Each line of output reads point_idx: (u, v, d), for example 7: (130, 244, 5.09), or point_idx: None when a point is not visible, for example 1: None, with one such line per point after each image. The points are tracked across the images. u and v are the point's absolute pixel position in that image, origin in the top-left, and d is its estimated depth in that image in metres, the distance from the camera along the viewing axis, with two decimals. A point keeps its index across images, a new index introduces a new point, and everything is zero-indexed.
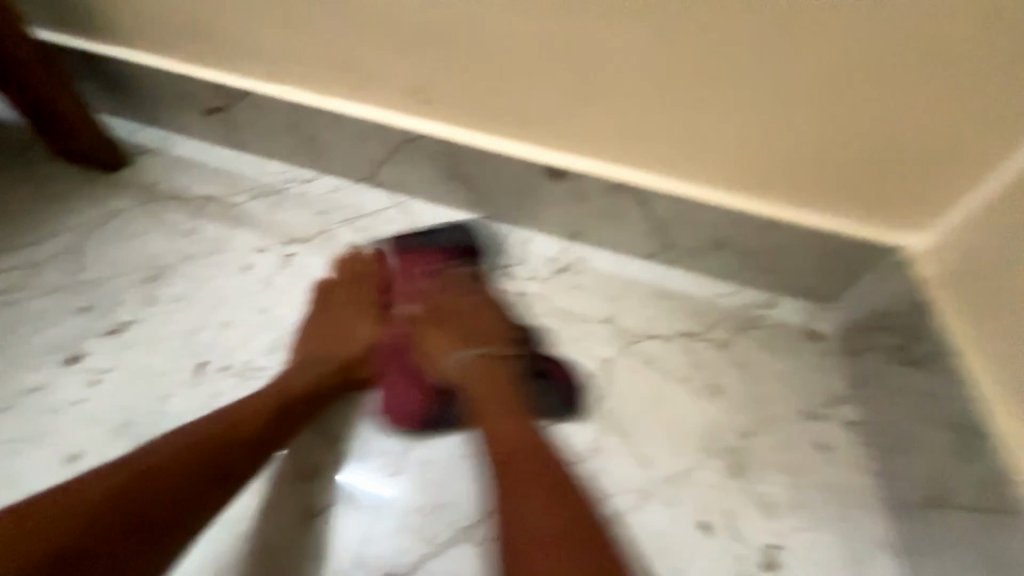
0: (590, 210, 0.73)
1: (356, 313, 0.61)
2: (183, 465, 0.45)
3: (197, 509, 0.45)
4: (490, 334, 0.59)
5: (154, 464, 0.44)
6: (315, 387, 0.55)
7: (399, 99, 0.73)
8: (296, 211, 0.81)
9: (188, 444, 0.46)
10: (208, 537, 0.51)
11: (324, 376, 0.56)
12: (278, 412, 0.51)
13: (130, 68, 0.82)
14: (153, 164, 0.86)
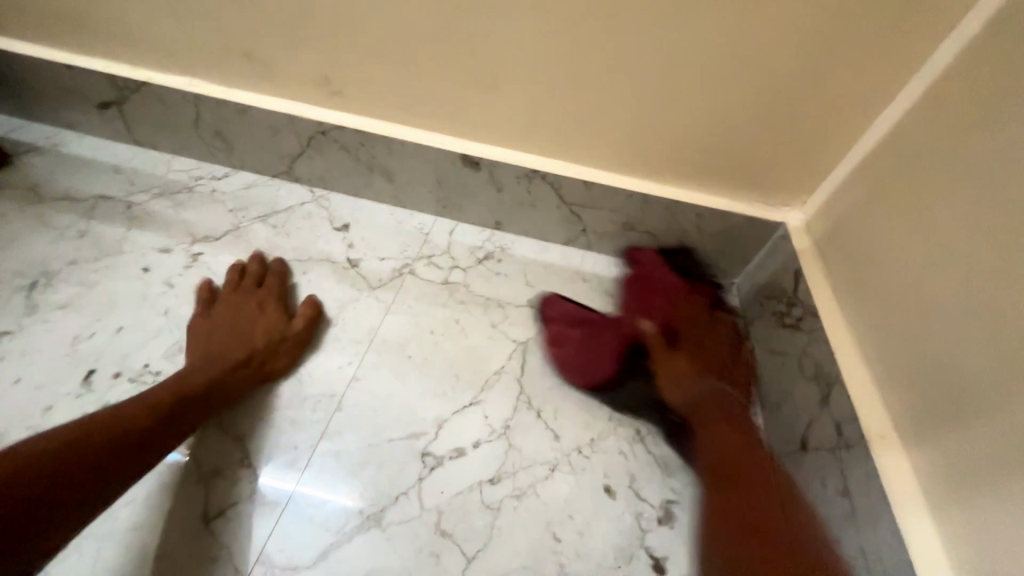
0: (506, 198, 0.75)
1: (254, 311, 0.62)
2: (54, 455, 0.40)
3: (76, 507, 0.39)
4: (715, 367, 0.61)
5: (18, 452, 0.39)
6: (213, 380, 0.54)
7: (306, 90, 0.71)
8: (205, 209, 0.78)
9: (59, 436, 0.41)
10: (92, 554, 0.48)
11: (228, 370, 0.55)
12: (172, 409, 0.49)
13: (6, 59, 0.76)
14: (41, 163, 0.80)
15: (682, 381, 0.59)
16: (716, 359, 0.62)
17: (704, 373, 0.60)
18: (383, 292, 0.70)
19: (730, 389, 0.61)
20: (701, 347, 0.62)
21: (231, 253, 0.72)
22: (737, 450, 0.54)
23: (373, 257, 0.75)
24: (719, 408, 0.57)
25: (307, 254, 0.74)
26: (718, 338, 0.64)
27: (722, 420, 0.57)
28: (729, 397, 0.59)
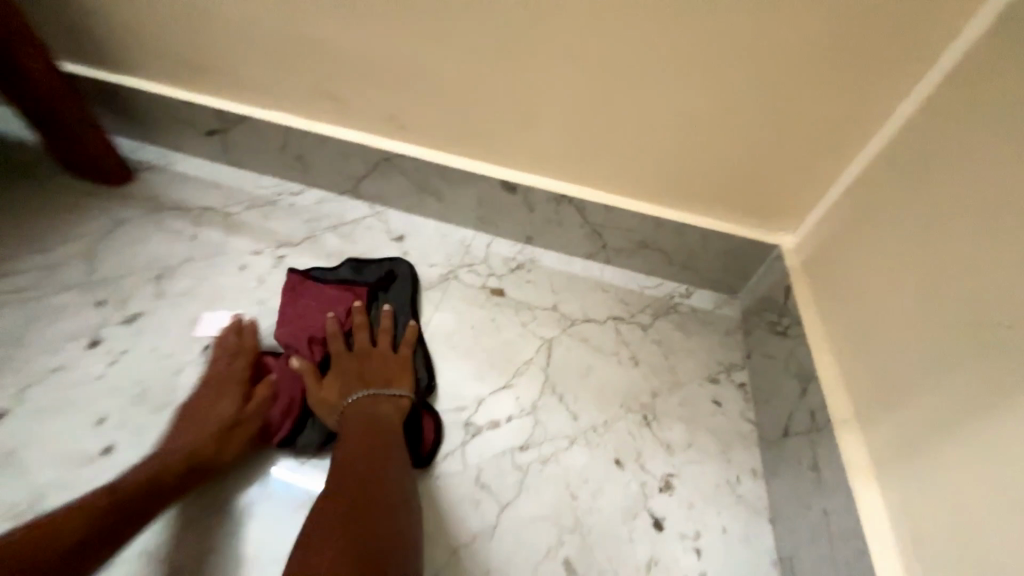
0: (538, 217, 0.88)
1: (214, 395, 0.64)
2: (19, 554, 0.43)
3: None
4: (387, 377, 0.67)
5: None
6: (176, 470, 0.56)
7: (376, 125, 0.86)
8: (286, 219, 0.94)
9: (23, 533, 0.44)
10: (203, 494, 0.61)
11: (186, 460, 0.57)
12: (131, 496, 0.52)
13: (137, 95, 0.94)
14: (157, 178, 0.98)
15: (334, 404, 0.64)
16: (368, 370, 0.67)
17: (356, 385, 0.65)
18: (431, 292, 0.83)
19: (401, 387, 0.66)
20: (349, 362, 0.68)
21: (309, 256, 0.87)
22: (351, 439, 0.57)
23: (423, 264, 0.88)
24: (360, 416, 0.61)
25: None
26: (356, 353, 0.69)
27: (364, 424, 0.60)
28: (383, 400, 0.64)
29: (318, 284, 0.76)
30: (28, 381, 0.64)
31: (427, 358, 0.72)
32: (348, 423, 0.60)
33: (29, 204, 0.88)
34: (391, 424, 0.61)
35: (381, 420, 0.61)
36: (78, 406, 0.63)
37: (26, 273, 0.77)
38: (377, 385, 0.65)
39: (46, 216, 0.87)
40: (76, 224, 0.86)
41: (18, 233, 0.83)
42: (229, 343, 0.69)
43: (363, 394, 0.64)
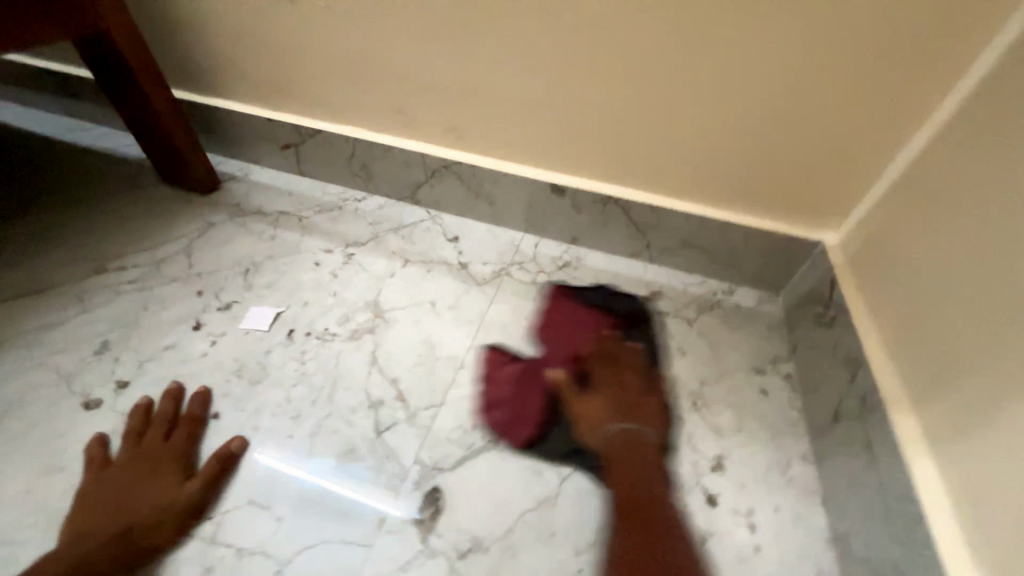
0: (585, 218, 0.94)
1: (154, 472, 0.58)
2: None
3: None
4: (648, 414, 0.68)
5: None
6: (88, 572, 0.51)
7: (437, 135, 0.95)
8: (353, 222, 1.03)
9: None
10: (241, 476, 0.60)
11: (101, 555, 0.52)
12: None
13: (224, 114, 1.06)
14: (239, 187, 1.10)
15: (594, 426, 0.66)
16: (632, 402, 0.68)
17: (620, 417, 0.66)
18: (487, 287, 0.90)
19: (651, 428, 0.67)
20: (615, 390, 0.69)
21: (375, 254, 0.95)
22: (627, 477, 0.61)
23: (478, 262, 0.95)
24: (626, 447, 0.63)
25: (429, 256, 0.96)
26: (613, 381, 0.70)
27: (630, 454, 0.63)
28: (641, 440, 0.65)
29: (583, 308, 0.83)
30: (145, 356, 0.73)
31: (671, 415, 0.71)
32: (616, 450, 0.63)
33: (141, 210, 1.01)
34: (650, 461, 0.63)
35: (645, 456, 0.63)
36: (187, 375, 0.71)
37: (137, 267, 0.88)
38: (637, 420, 0.66)
39: (151, 219, 0.99)
40: (174, 226, 0.98)
41: (128, 233, 0.95)
42: (166, 412, 0.64)
43: (624, 426, 0.65)
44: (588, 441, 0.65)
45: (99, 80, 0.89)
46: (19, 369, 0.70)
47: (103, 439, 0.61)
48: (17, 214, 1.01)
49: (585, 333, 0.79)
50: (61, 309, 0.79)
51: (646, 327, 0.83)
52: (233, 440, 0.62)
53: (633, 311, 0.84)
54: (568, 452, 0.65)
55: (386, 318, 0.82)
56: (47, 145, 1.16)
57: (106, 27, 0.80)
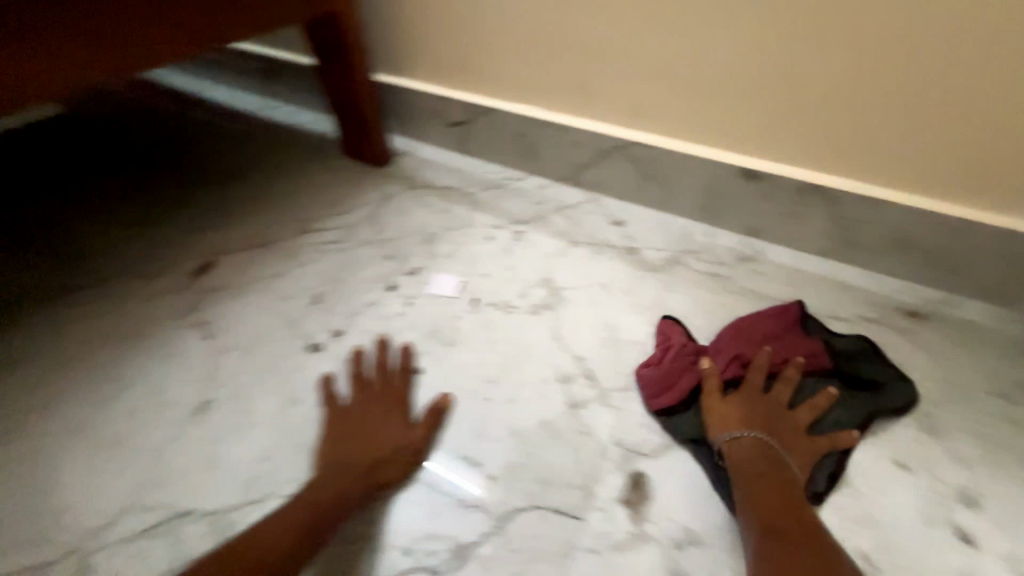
0: (775, 208, 0.86)
1: (383, 415, 0.63)
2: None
3: None
4: (796, 440, 0.60)
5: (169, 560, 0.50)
6: (346, 495, 0.56)
7: (618, 114, 0.93)
8: (516, 201, 1.04)
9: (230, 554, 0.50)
10: (451, 432, 0.64)
11: (353, 480, 0.57)
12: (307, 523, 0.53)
13: (403, 92, 1.13)
14: (408, 163, 1.16)
15: (728, 423, 0.60)
16: (779, 421, 0.61)
17: (759, 428, 0.60)
18: (661, 275, 0.86)
19: (797, 459, 0.58)
20: (767, 404, 0.62)
21: (542, 234, 0.96)
22: (752, 484, 0.55)
23: (647, 248, 0.91)
24: (759, 456, 0.57)
25: (595, 239, 0.94)
26: (773, 401, 0.63)
27: (769, 471, 0.56)
28: (786, 462, 0.57)
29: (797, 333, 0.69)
30: (353, 310, 0.80)
31: (836, 466, 0.60)
32: (745, 454, 0.57)
33: (329, 179, 1.11)
34: (790, 484, 0.55)
35: (783, 475, 0.56)
36: (392, 330, 0.77)
37: (334, 230, 0.97)
38: (783, 440, 0.59)
39: (338, 188, 1.08)
40: (358, 195, 1.06)
41: (321, 200, 1.05)
42: (382, 362, 0.69)
43: (759, 437, 0.59)
44: (713, 434, 0.60)
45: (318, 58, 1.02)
46: (255, 310, 0.81)
47: (329, 377, 0.68)
48: (221, 169, 1.12)
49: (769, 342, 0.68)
50: (281, 262, 0.89)
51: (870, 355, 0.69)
52: (444, 396, 0.66)
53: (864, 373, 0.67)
54: (691, 439, 0.62)
55: (563, 297, 0.82)
56: (241, 118, 1.29)
57: (339, 8, 0.91)
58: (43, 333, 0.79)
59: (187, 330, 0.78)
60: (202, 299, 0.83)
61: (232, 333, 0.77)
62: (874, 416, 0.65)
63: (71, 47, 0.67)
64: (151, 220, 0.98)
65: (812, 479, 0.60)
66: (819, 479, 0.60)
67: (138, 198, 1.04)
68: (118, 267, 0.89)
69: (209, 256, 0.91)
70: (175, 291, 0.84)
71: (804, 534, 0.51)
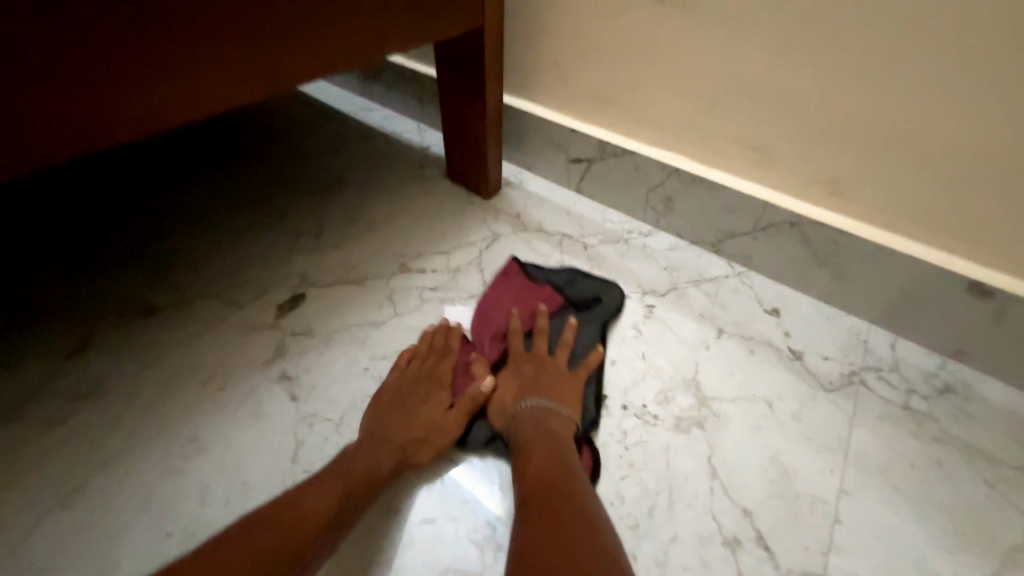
0: (1000, 336, 0.68)
1: (427, 394, 0.64)
2: None
3: None
4: (557, 392, 0.63)
5: None
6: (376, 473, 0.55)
7: (801, 184, 0.76)
8: (643, 262, 0.89)
9: None
10: None
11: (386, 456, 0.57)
12: None
13: (524, 117, 1.00)
14: (516, 195, 1.03)
15: (504, 408, 0.63)
16: (537, 378, 0.65)
17: (524, 395, 0.63)
18: (837, 395, 0.69)
19: (569, 406, 0.62)
20: (517, 372, 0.66)
21: (679, 313, 0.79)
22: (531, 454, 0.56)
23: (814, 353, 0.74)
24: (537, 423, 0.59)
25: (747, 331, 0.77)
26: (530, 358, 0.68)
27: (540, 436, 0.58)
28: (552, 415, 0.61)
29: (525, 280, 0.80)
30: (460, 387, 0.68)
31: (598, 392, 0.66)
32: (524, 425, 0.60)
33: (428, 205, 0.99)
34: (560, 441, 0.58)
35: (554, 434, 0.58)
36: None
37: (435, 272, 0.85)
38: (549, 395, 0.63)
39: (438, 218, 0.96)
40: (462, 231, 0.94)
41: (421, 230, 0.93)
42: (437, 345, 0.69)
43: (535, 404, 0.61)
44: (498, 423, 0.63)
45: (444, 75, 0.90)
46: (347, 367, 0.69)
47: (409, 351, 0.69)
48: (312, 177, 1.02)
49: (511, 304, 0.77)
50: (377, 307, 0.78)
51: (609, 304, 0.77)
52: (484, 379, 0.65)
53: (585, 292, 0.79)
54: (488, 440, 0.62)
55: (714, 411, 0.66)
56: (334, 117, 1.19)
57: (484, 22, 0.79)
58: (104, 355, 0.69)
59: (272, 384, 0.67)
60: (289, 341, 0.72)
61: (321, 397, 0.66)
62: (608, 323, 0.76)
63: (199, 40, 0.52)
64: (232, 228, 0.89)
65: (587, 409, 0.64)
66: (591, 409, 0.64)
67: (220, 197, 0.94)
68: (197, 284, 0.79)
69: (298, 285, 0.81)
70: (260, 327, 0.74)
71: (572, 489, 0.51)
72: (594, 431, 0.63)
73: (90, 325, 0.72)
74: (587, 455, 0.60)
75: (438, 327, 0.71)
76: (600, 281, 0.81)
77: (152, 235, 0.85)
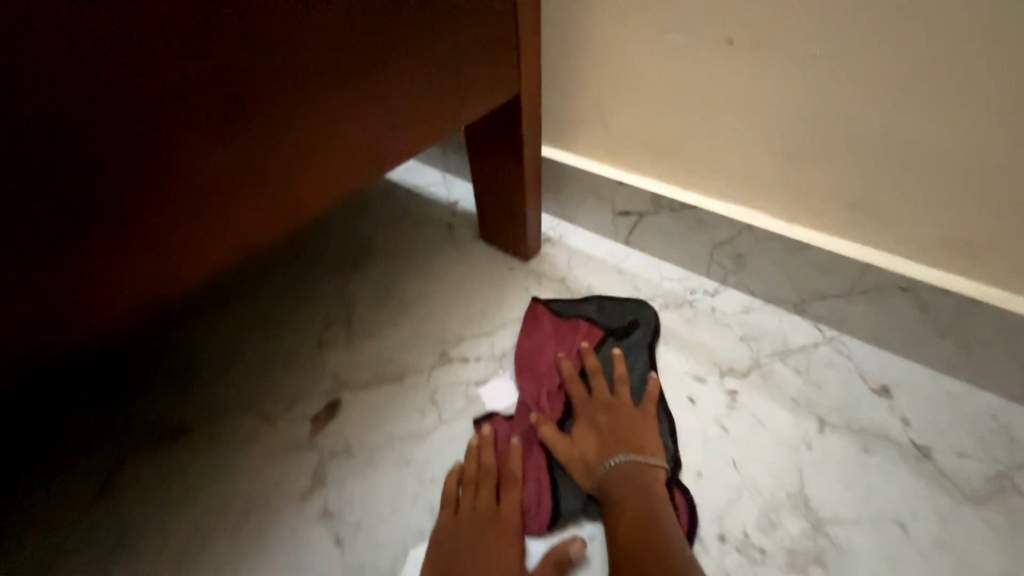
0: None
1: (498, 541, 0.56)
2: None
3: None
4: (639, 440, 0.62)
5: None
6: None
7: (911, 245, 0.63)
8: (714, 332, 0.77)
9: None
10: None
11: None
12: None
13: (563, 169, 0.90)
14: (558, 254, 0.93)
15: (588, 467, 0.61)
16: (613, 426, 0.63)
17: (606, 450, 0.61)
18: (985, 509, 0.56)
19: (653, 451, 0.61)
20: (590, 423, 0.64)
21: (767, 399, 0.68)
22: (626, 516, 0.55)
23: (946, 449, 0.61)
24: (628, 482, 0.58)
25: (856, 420, 0.65)
26: (597, 404, 0.66)
27: (636, 495, 0.57)
28: (642, 469, 0.59)
29: (555, 318, 0.77)
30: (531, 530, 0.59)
31: (672, 425, 0.65)
32: (614, 485, 0.58)
33: (464, 275, 0.91)
34: (656, 498, 0.57)
35: (648, 491, 0.57)
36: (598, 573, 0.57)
37: (480, 360, 0.77)
38: (632, 446, 0.61)
39: (476, 290, 0.88)
40: (504, 304, 0.85)
41: (459, 306, 0.85)
42: (489, 467, 0.62)
43: (622, 458, 0.60)
44: (585, 485, 0.61)
45: (477, 139, 0.81)
46: (394, 497, 0.62)
47: (459, 480, 0.61)
48: (338, 251, 0.94)
49: (555, 347, 0.74)
50: (421, 411, 0.70)
51: (648, 326, 0.76)
52: (574, 541, 0.56)
53: (621, 318, 0.77)
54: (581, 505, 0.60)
55: (833, 541, 0.54)
56: None
57: (520, 86, 0.70)
58: (140, 497, 0.65)
59: (315, 525, 0.60)
60: (328, 464, 0.65)
61: (371, 539, 0.59)
62: (653, 344, 0.75)
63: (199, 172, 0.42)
64: (257, 323, 0.82)
65: (666, 447, 0.63)
66: (670, 447, 0.63)
67: (239, 283, 0.88)
68: (222, 396, 0.73)
69: (335, 389, 0.74)
70: (296, 447, 0.67)
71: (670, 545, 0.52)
72: (680, 470, 0.61)
73: (121, 459, 0.68)
74: (678, 495, 0.59)
75: (485, 442, 0.63)
76: (633, 302, 0.79)
77: (172, 338, 0.80)
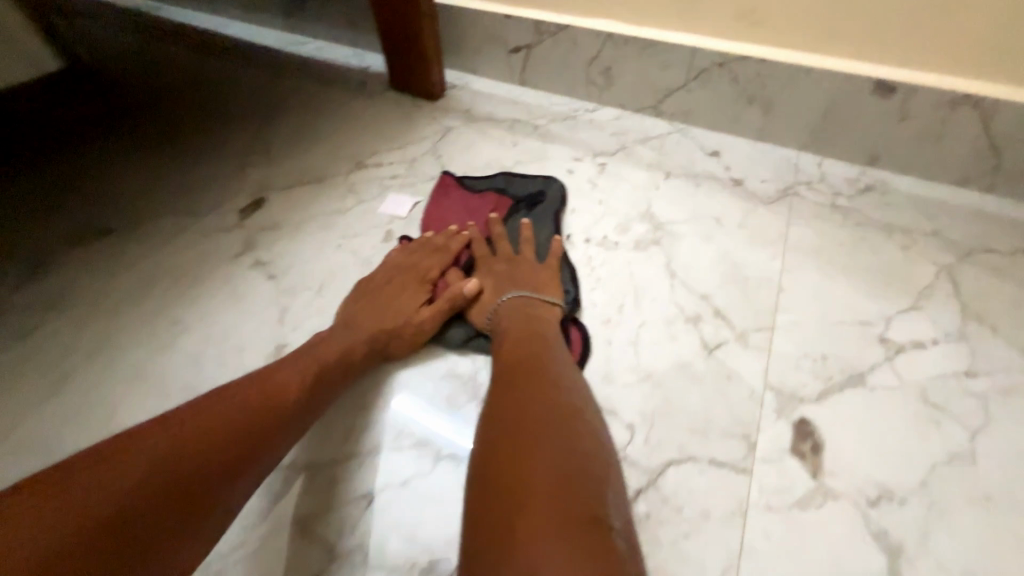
0: (909, 128, 0.75)
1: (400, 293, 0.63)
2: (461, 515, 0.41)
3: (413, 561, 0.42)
4: (539, 284, 0.62)
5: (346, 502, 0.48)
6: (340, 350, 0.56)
7: (720, 25, 0.80)
8: (591, 132, 0.93)
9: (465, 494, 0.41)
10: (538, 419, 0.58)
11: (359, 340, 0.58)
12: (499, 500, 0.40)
13: (457, 12, 1.00)
14: (462, 95, 1.04)
15: (485, 305, 0.63)
16: (511, 278, 0.63)
17: (502, 291, 0.62)
18: (775, 206, 0.75)
19: (551, 294, 0.62)
20: (491, 274, 0.65)
21: (629, 165, 0.85)
22: (518, 334, 0.57)
23: (752, 178, 0.81)
24: (519, 315, 0.59)
25: (692, 169, 0.83)
26: (501, 258, 0.66)
27: (523, 325, 0.58)
28: (534, 307, 0.60)
29: (465, 192, 0.77)
30: None
31: (574, 273, 0.65)
32: (508, 316, 0.59)
33: (376, 113, 0.99)
34: (546, 331, 0.57)
35: (540, 325, 0.58)
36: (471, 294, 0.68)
37: (393, 164, 0.87)
38: (529, 288, 0.62)
39: (389, 122, 0.97)
40: (415, 129, 0.95)
41: (373, 134, 0.94)
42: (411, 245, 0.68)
43: (516, 299, 0.61)
44: (478, 323, 0.62)
45: None
46: (319, 248, 0.71)
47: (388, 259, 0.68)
48: (257, 104, 1.01)
49: (463, 216, 0.75)
50: (341, 197, 0.80)
51: (555, 197, 0.76)
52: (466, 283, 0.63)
53: (529, 189, 0.77)
54: (470, 338, 0.63)
55: (669, 233, 0.71)
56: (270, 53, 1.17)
57: None
58: (80, 272, 0.71)
59: (247, 272, 0.68)
60: (256, 236, 0.73)
61: (300, 272, 0.68)
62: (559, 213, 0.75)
63: None
64: (188, 155, 0.89)
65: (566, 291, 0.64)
66: (572, 296, 0.63)
67: (121, 91, 1.10)
68: (119, 172, 0.87)
69: (258, 192, 0.81)
70: (223, 229, 0.74)
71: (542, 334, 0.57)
72: (578, 311, 0.62)
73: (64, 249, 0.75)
74: (575, 332, 0.60)
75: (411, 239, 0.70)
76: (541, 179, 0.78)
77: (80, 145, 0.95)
